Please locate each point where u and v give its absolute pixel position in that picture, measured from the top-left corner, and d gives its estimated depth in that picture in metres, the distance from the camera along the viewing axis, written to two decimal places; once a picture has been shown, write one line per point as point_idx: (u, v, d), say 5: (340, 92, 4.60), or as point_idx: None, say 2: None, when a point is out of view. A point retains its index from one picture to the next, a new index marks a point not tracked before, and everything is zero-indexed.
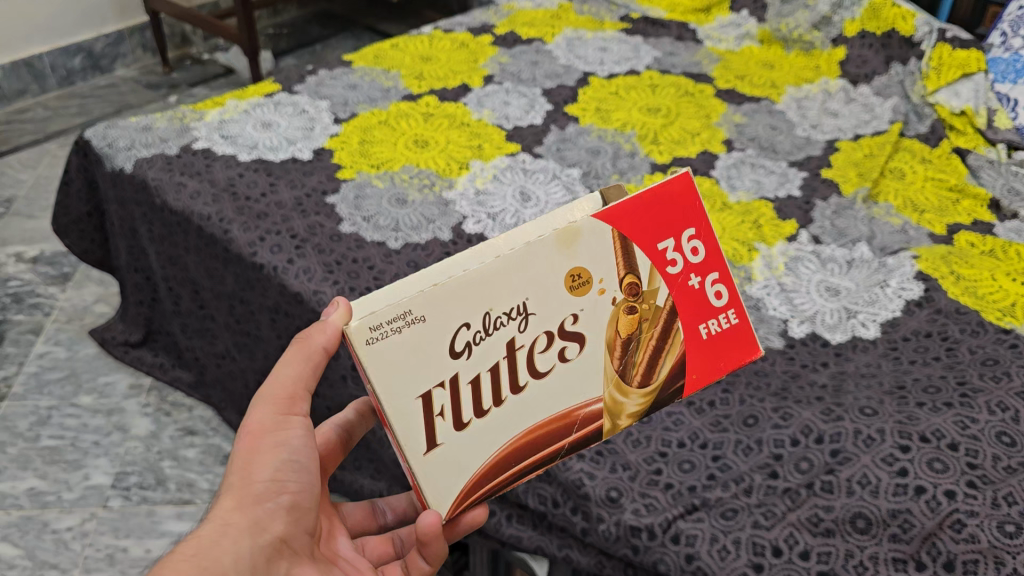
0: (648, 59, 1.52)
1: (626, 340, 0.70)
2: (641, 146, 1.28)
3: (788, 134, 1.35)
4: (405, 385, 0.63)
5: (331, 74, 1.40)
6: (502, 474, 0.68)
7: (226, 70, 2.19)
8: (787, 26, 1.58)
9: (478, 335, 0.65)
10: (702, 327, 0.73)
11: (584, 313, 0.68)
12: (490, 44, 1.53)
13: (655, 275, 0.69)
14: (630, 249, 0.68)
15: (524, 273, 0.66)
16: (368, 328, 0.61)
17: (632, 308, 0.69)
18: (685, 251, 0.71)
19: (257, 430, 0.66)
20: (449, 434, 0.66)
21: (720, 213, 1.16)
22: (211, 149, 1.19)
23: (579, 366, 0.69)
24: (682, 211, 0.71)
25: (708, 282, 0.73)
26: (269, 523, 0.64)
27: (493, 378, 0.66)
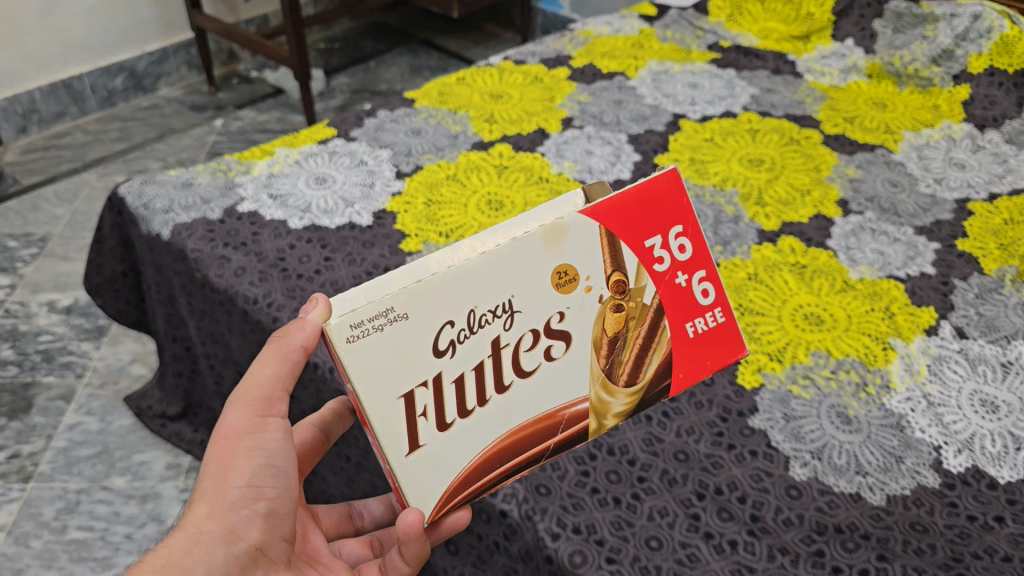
0: (744, 98, 1.35)
1: (613, 339, 0.68)
2: (744, 209, 1.12)
3: (911, 191, 1.17)
4: (385, 384, 0.62)
5: (392, 117, 1.26)
6: (484, 478, 0.67)
7: (275, 89, 2.06)
8: (901, 59, 1.41)
9: (462, 334, 0.63)
10: (689, 327, 0.72)
11: (572, 311, 0.67)
12: (566, 78, 1.38)
13: (642, 273, 0.68)
14: (619, 248, 0.66)
15: (508, 270, 0.64)
16: (348, 326, 0.59)
17: (619, 306, 0.68)
18: (673, 249, 0.70)
19: (233, 433, 0.61)
20: (431, 436, 0.64)
21: (843, 297, 0.99)
22: (258, 212, 1.05)
23: (565, 367, 0.68)
24: (670, 206, 0.69)
25: (695, 281, 0.72)
26: (244, 532, 0.59)
27: (479, 379, 0.65)
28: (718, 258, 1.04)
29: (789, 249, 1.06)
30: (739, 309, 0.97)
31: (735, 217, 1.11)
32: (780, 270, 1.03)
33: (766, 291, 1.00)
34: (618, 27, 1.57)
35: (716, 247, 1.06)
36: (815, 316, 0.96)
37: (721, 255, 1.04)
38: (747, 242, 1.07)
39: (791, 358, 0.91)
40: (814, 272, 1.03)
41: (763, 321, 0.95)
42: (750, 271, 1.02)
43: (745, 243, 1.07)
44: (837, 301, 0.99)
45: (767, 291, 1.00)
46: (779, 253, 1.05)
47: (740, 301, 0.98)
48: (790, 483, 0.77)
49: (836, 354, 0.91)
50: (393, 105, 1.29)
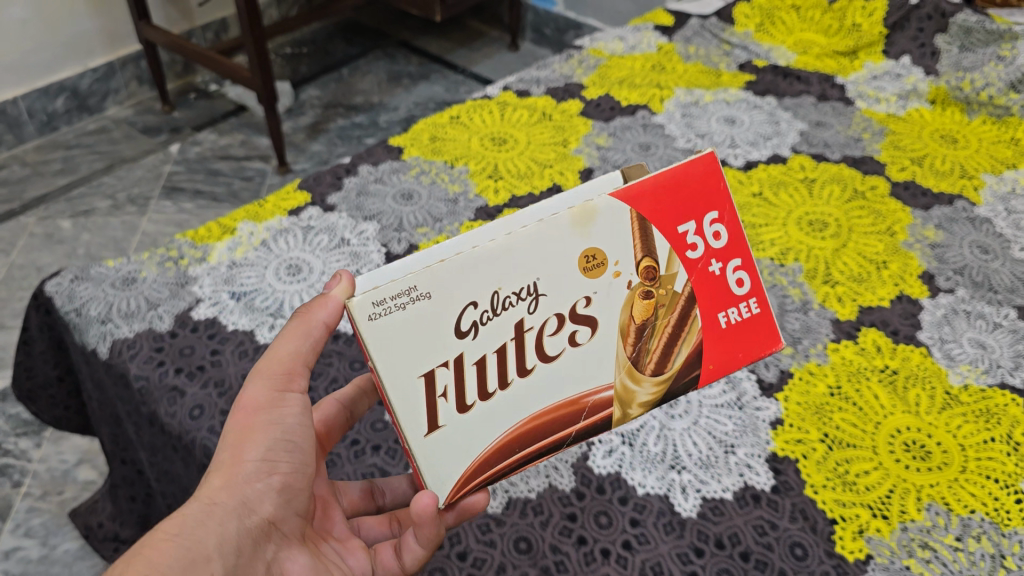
0: (792, 135, 1.14)
1: (640, 326, 0.63)
2: (812, 291, 0.93)
3: (1005, 258, 0.99)
4: (410, 360, 0.58)
5: (377, 174, 1.04)
6: (506, 460, 0.61)
7: (238, 107, 1.83)
8: (972, 83, 1.20)
9: (486, 315, 0.59)
10: (723, 316, 0.66)
11: (598, 296, 0.62)
12: (579, 114, 1.16)
13: (673, 260, 0.63)
14: (649, 234, 0.62)
15: (536, 249, 0.60)
16: (371, 303, 0.56)
17: (648, 293, 0.63)
18: (705, 236, 0.65)
19: (252, 407, 0.56)
20: (451, 418, 0.59)
21: (949, 418, 0.81)
22: (218, 320, 0.84)
23: (590, 351, 0.62)
24: (706, 190, 0.65)
25: (729, 270, 0.66)
26: (259, 505, 0.54)
27: (505, 362, 0.60)
28: (790, 366, 0.85)
29: (874, 348, 0.87)
30: (824, 439, 0.78)
31: (803, 304, 0.91)
32: (866, 380, 0.84)
33: (855, 413, 0.80)
34: (633, 44, 1.34)
35: (785, 350, 0.86)
36: (919, 449, 0.78)
37: (792, 362, 0.85)
38: (822, 339, 0.87)
39: (901, 513, 0.71)
40: (907, 380, 0.84)
41: (856, 456, 0.76)
42: (831, 383, 0.83)
43: (819, 339, 0.87)
44: (942, 425, 0.80)
45: (855, 413, 0.80)
46: (862, 355, 0.86)
47: (823, 427, 0.79)
48: (796, 541, 0.69)
49: (958, 510, 0.72)
50: (377, 156, 1.07)
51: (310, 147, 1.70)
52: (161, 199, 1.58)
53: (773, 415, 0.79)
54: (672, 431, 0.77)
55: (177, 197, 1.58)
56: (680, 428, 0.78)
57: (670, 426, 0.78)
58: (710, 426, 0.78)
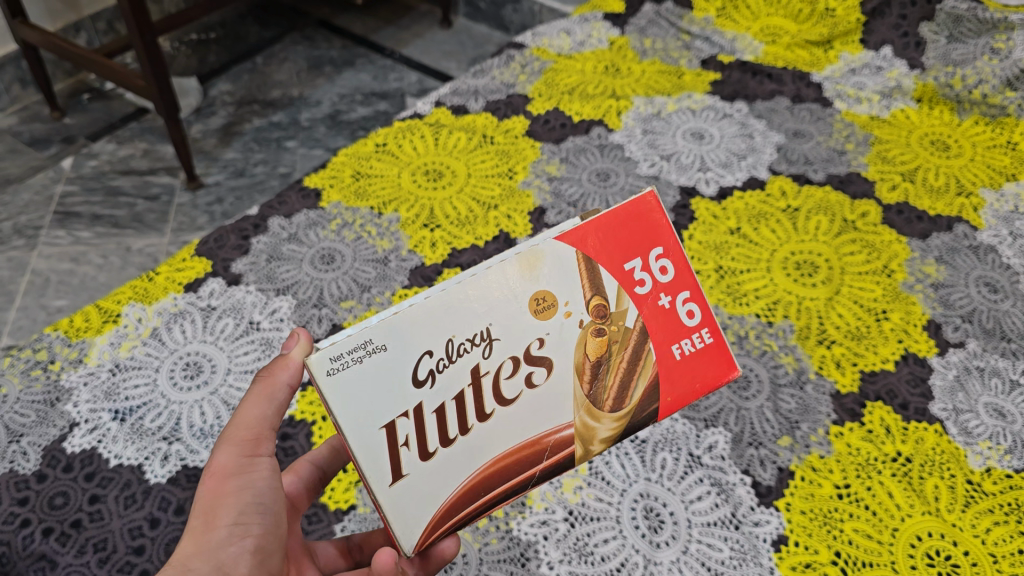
0: (770, 151, 1.01)
1: (597, 363, 0.56)
2: (806, 356, 0.80)
3: (1015, 296, 0.86)
4: (362, 411, 0.51)
5: (291, 230, 0.88)
6: (474, 504, 0.54)
7: (138, 108, 1.69)
8: (963, 80, 1.09)
9: (442, 363, 0.53)
10: (676, 349, 0.59)
11: (552, 337, 0.56)
12: (523, 134, 1.01)
13: (622, 295, 0.57)
14: (596, 271, 0.57)
15: (486, 293, 0.54)
16: (327, 357, 0.50)
17: (599, 330, 0.56)
18: (650, 272, 0.58)
19: (220, 474, 0.53)
20: (415, 466, 0.53)
21: (975, 518, 0.68)
22: (98, 452, 0.69)
23: (551, 393, 0.56)
24: (646, 227, 0.59)
25: (678, 302, 0.59)
26: (232, 567, 0.50)
27: (463, 410, 0.54)
28: (789, 462, 0.72)
29: (882, 428, 0.74)
30: (836, 559, 0.65)
31: (798, 376, 0.78)
32: (877, 472, 0.71)
33: (868, 519, 0.67)
34: (581, 39, 1.18)
35: (782, 441, 0.73)
36: (946, 561, 0.65)
37: (791, 457, 0.72)
38: (822, 422, 0.75)
39: None
40: (922, 469, 0.71)
41: None
42: (837, 480, 0.70)
43: (819, 423, 0.75)
44: (967, 528, 0.67)
45: (868, 519, 0.67)
46: (869, 441, 0.73)
47: (833, 543, 0.66)
48: None
49: None
50: (290, 205, 0.91)
51: (223, 154, 1.61)
52: (53, 227, 1.43)
53: (776, 532, 0.67)
54: (659, 566, 0.65)
55: (72, 224, 1.44)
56: (668, 560, 0.65)
57: (656, 558, 0.65)
58: (703, 555, 0.65)
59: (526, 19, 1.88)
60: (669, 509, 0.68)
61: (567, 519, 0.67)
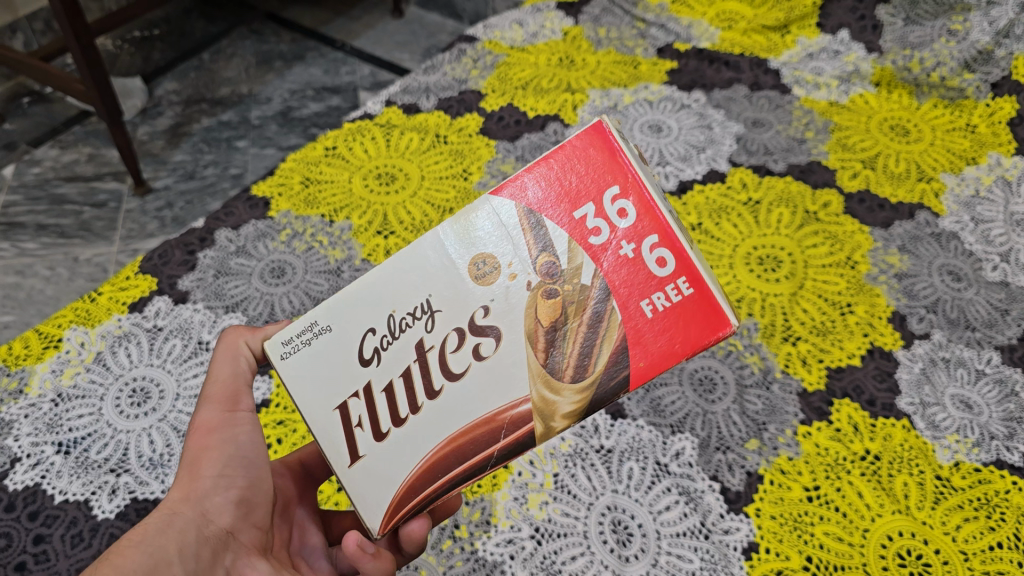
0: (729, 142, 1.00)
1: (551, 329, 0.47)
2: (772, 354, 0.79)
3: (977, 284, 0.86)
4: (316, 392, 0.51)
5: (238, 242, 0.85)
6: (430, 486, 0.48)
7: (81, 111, 1.68)
8: (920, 63, 1.07)
9: (385, 341, 0.50)
10: (643, 305, 0.46)
11: (498, 305, 0.48)
12: (478, 132, 0.98)
13: (573, 248, 0.48)
14: (539, 226, 0.48)
15: (425, 264, 0.50)
16: (280, 343, 0.51)
17: (551, 291, 0.47)
18: (606, 217, 0.48)
19: (202, 429, 0.52)
20: (370, 447, 0.49)
21: (945, 515, 0.67)
22: (42, 488, 0.66)
23: (503, 366, 0.48)
24: (597, 163, 0.48)
25: (645, 250, 0.47)
26: (216, 516, 0.48)
27: (411, 386, 0.49)
28: (757, 466, 0.70)
29: (850, 426, 0.73)
30: (807, 565, 0.63)
31: (764, 376, 0.77)
32: (846, 473, 0.69)
33: (838, 521, 0.66)
34: (534, 30, 1.15)
35: (750, 443, 0.72)
36: (917, 561, 0.64)
37: (760, 460, 0.71)
38: (789, 422, 0.73)
39: None
40: (891, 466, 0.70)
41: None
42: (807, 482, 0.69)
43: (787, 424, 0.73)
44: (938, 525, 0.66)
45: (839, 521, 0.66)
46: (837, 440, 0.72)
47: (804, 548, 0.64)
48: None
49: None
50: (237, 216, 0.88)
51: (172, 156, 1.60)
52: None
53: (745, 540, 0.65)
54: None
55: (17, 236, 1.44)
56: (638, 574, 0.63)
57: (625, 572, 0.64)
58: (672, 567, 0.64)
59: (480, 7, 1.86)
60: (637, 521, 0.67)
61: (533, 536, 0.65)
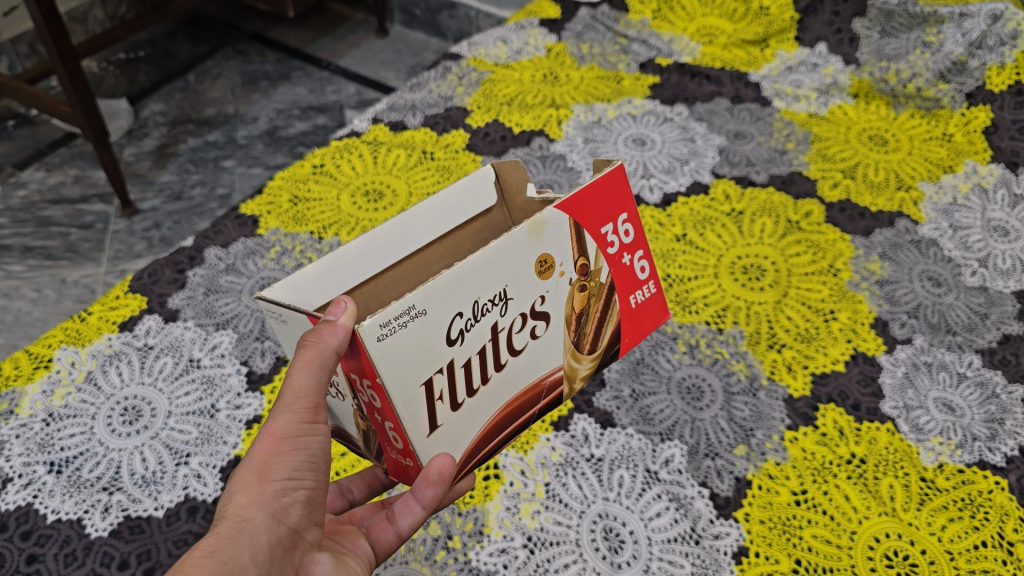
0: (712, 154, 1.02)
1: (580, 314, 0.60)
2: (758, 361, 0.80)
3: (957, 289, 0.87)
4: (408, 373, 0.51)
5: (228, 261, 0.86)
6: (486, 446, 0.59)
7: (67, 133, 1.68)
8: (897, 75, 1.10)
9: (468, 323, 0.54)
10: (633, 300, 0.63)
11: (551, 295, 0.58)
12: (464, 147, 1.00)
13: (600, 257, 0.59)
14: (583, 233, 0.58)
15: (503, 257, 0.54)
16: (378, 325, 0.49)
17: (583, 287, 0.59)
18: (618, 233, 0.60)
19: (277, 435, 0.49)
20: (448, 418, 0.55)
21: (930, 516, 0.68)
22: (35, 507, 0.66)
23: (548, 343, 0.59)
24: (617, 195, 0.60)
25: (637, 261, 0.63)
26: (285, 517, 0.48)
27: (485, 362, 0.56)
28: (746, 471, 0.71)
29: (836, 431, 0.74)
30: (797, 568, 0.64)
31: (750, 383, 0.78)
32: (832, 477, 0.70)
33: (827, 525, 0.67)
34: (518, 47, 1.17)
35: (738, 450, 0.73)
36: (904, 562, 0.65)
37: (748, 466, 0.72)
38: (776, 428, 0.74)
39: None
40: (876, 469, 0.71)
41: None
42: (794, 486, 0.70)
43: (774, 429, 0.74)
44: (923, 527, 0.67)
45: (827, 524, 0.67)
46: (823, 445, 0.73)
47: (794, 551, 0.65)
48: None
49: None
50: (226, 234, 0.89)
51: (159, 176, 1.61)
52: None
53: (736, 544, 0.66)
54: None
55: (4, 259, 1.44)
56: None
57: None
58: (665, 572, 0.65)
59: (463, 25, 1.87)
60: (628, 528, 0.67)
61: (526, 545, 0.66)
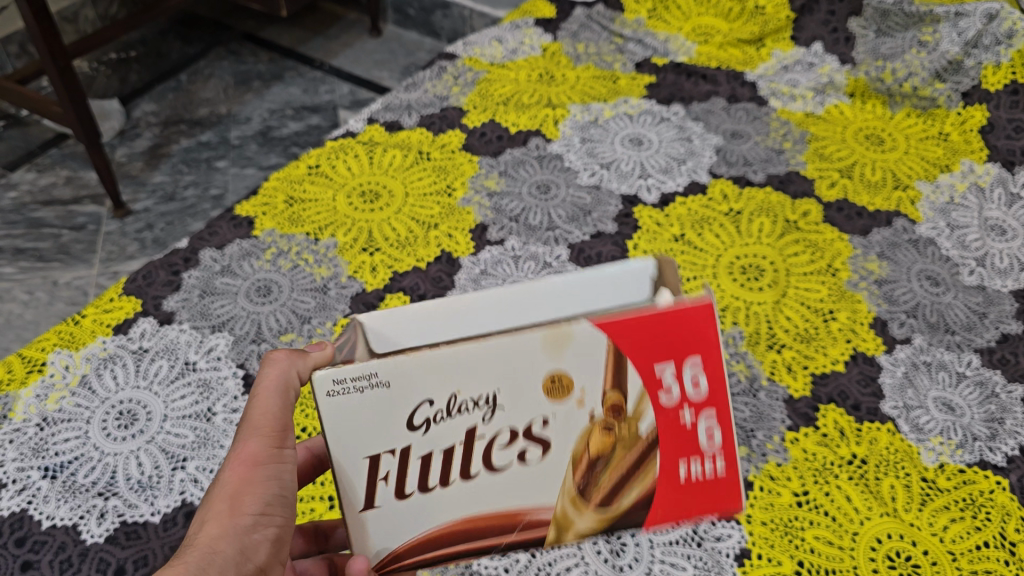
0: (709, 153, 1.01)
1: (593, 457, 0.52)
2: (758, 362, 0.79)
3: (956, 289, 0.87)
4: (355, 440, 0.51)
5: (224, 262, 0.85)
6: (432, 556, 0.54)
7: (58, 134, 1.67)
8: (893, 74, 1.10)
9: (438, 414, 0.51)
10: (681, 467, 0.53)
11: (557, 420, 0.52)
12: (460, 148, 0.99)
13: (642, 399, 0.52)
14: (624, 364, 0.51)
15: (507, 356, 0.51)
16: (330, 379, 0.50)
17: (607, 426, 0.52)
18: (681, 384, 0.52)
19: (250, 461, 0.50)
20: (387, 501, 0.52)
21: (932, 517, 0.67)
22: (29, 513, 0.65)
23: (541, 475, 0.53)
24: (696, 342, 0.52)
25: (701, 423, 0.53)
26: (253, 553, 0.47)
27: (449, 463, 0.52)
28: (747, 473, 0.71)
29: (836, 432, 0.74)
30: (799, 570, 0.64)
31: (751, 383, 0.78)
32: (834, 477, 0.70)
33: (829, 527, 0.67)
34: (513, 46, 1.16)
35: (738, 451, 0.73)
36: (907, 563, 0.64)
37: (749, 467, 0.71)
38: (776, 428, 0.74)
39: None
40: (877, 470, 0.71)
41: None
42: (796, 488, 0.69)
43: (774, 430, 0.74)
44: (925, 527, 0.67)
45: (829, 525, 0.67)
46: (824, 445, 0.73)
47: (796, 553, 0.65)
48: None
49: None
50: (221, 235, 0.88)
51: (151, 177, 1.60)
52: None
53: (738, 546, 0.66)
54: None
55: None
56: None
57: None
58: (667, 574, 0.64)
59: (457, 25, 1.87)
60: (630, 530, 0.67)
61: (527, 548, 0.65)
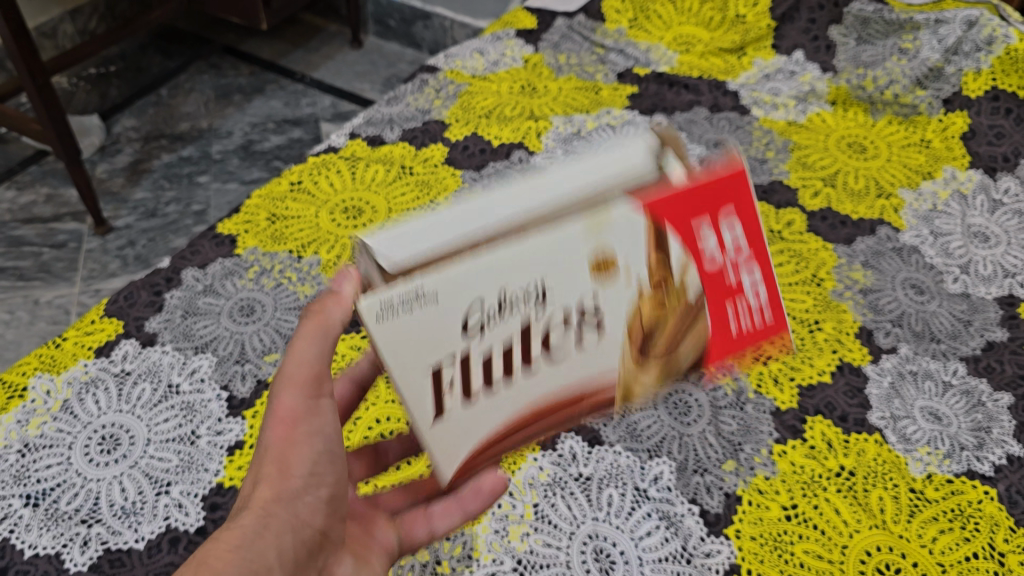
0: (692, 164, 1.01)
1: (650, 330, 0.46)
2: (745, 374, 0.79)
3: (940, 296, 0.88)
4: (414, 351, 0.43)
5: (206, 282, 0.85)
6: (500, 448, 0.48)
7: (37, 151, 1.66)
8: (874, 82, 1.10)
9: (491, 315, 0.43)
10: (732, 317, 0.48)
11: (609, 299, 0.45)
12: (442, 162, 0.99)
13: (687, 265, 0.46)
14: (663, 225, 0.44)
15: (550, 248, 0.43)
16: (377, 301, 0.42)
17: (660, 296, 0.45)
18: (721, 235, 0.47)
19: (291, 415, 0.48)
20: (459, 407, 0.45)
21: (921, 528, 0.67)
22: (10, 542, 0.64)
23: (600, 354, 0.46)
24: (726, 191, 0.46)
25: (744, 280, 0.48)
26: (308, 516, 0.47)
27: (510, 363, 0.45)
28: (735, 487, 0.71)
29: (824, 443, 0.74)
30: None
31: (738, 397, 0.78)
32: (822, 490, 0.70)
33: (819, 539, 0.66)
34: (495, 58, 1.16)
35: (726, 465, 0.72)
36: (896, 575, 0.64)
37: (737, 481, 0.71)
38: (764, 441, 0.74)
39: None
40: (865, 481, 0.71)
41: None
42: (784, 501, 0.69)
43: (762, 443, 0.74)
44: (914, 538, 0.67)
45: (818, 538, 0.66)
46: (812, 457, 0.73)
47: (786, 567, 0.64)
48: None
49: None
50: (202, 254, 0.87)
51: (133, 193, 1.58)
52: None
53: (727, 561, 0.65)
54: None
55: None
56: None
57: None
58: None
59: (438, 36, 1.89)
60: (618, 548, 0.66)
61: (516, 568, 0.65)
